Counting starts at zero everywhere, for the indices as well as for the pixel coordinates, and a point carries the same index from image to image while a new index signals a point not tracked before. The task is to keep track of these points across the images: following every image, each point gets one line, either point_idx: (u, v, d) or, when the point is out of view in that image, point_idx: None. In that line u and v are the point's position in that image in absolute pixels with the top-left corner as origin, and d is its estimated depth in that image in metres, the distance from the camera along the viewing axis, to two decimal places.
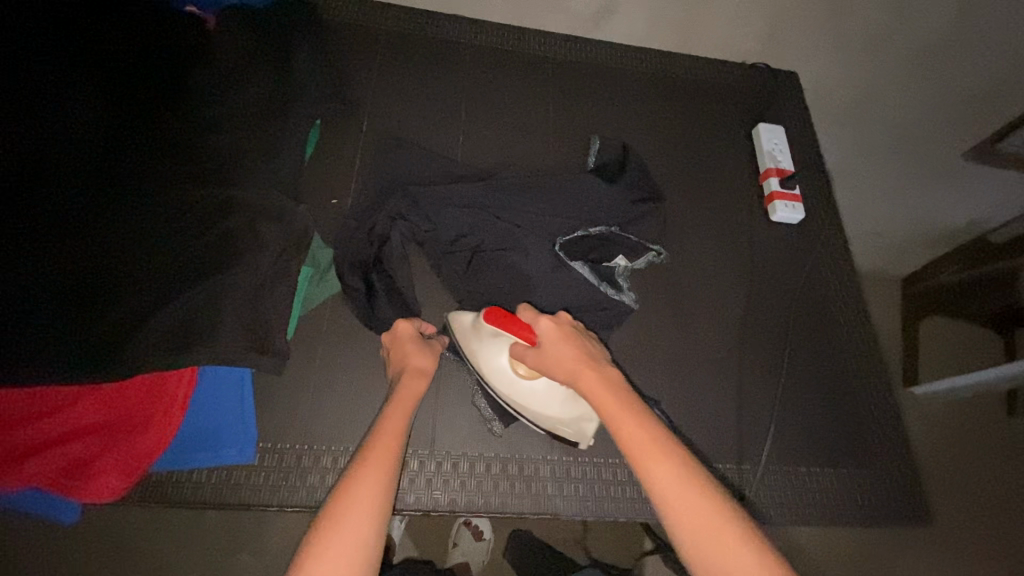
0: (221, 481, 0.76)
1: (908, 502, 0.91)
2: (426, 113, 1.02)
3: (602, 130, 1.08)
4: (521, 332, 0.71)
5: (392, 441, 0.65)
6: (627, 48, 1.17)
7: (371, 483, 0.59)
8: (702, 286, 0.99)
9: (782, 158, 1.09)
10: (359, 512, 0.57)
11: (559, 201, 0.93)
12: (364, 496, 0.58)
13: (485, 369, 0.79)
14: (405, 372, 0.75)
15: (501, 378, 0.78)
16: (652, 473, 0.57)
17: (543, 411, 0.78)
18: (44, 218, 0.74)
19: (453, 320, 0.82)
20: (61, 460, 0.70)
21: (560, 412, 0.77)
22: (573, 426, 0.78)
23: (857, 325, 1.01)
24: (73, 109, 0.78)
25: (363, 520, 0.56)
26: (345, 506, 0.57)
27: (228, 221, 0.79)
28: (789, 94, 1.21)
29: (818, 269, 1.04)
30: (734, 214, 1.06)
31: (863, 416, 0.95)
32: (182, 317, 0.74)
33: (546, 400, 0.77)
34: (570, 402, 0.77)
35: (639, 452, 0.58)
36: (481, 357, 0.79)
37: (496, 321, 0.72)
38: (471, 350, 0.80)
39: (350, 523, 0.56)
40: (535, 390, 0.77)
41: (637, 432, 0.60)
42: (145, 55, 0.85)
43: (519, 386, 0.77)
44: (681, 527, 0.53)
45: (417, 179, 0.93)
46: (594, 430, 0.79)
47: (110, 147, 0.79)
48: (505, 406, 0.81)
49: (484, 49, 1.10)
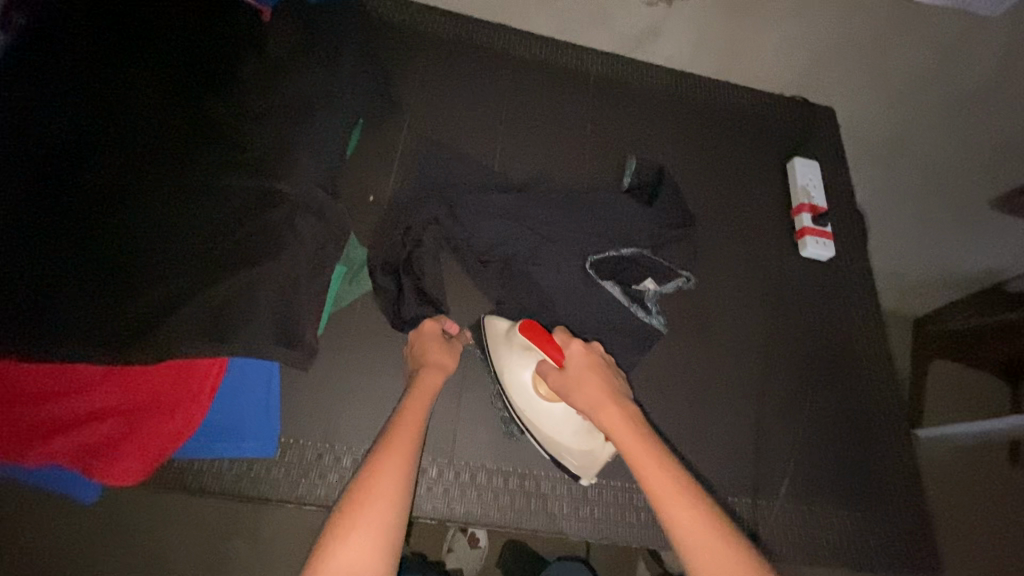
0: (241, 472, 0.76)
1: (918, 549, 0.91)
2: (468, 120, 1.02)
3: (639, 150, 1.09)
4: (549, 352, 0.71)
5: (412, 429, 0.66)
6: (669, 71, 1.18)
7: (394, 471, 0.60)
8: (728, 315, 0.99)
9: (816, 194, 1.09)
10: (386, 494, 0.58)
11: (593, 219, 0.94)
12: (384, 490, 0.58)
13: (506, 378, 0.78)
14: (422, 368, 0.76)
15: (521, 393, 0.77)
16: (672, 514, 0.56)
17: (554, 436, 0.77)
18: (89, 198, 0.75)
19: (488, 324, 0.82)
20: (86, 440, 0.70)
21: (570, 442, 0.76)
22: (580, 458, 0.77)
23: (879, 369, 1.01)
24: (131, 97, 0.81)
25: (388, 506, 0.58)
26: (371, 491, 0.58)
27: (268, 213, 0.78)
28: (826, 129, 1.22)
29: (844, 307, 1.04)
30: (764, 245, 1.06)
31: (881, 461, 0.95)
32: (215, 305, 0.73)
33: (560, 426, 0.76)
34: (585, 435, 0.76)
35: (658, 489, 0.58)
36: (506, 368, 0.78)
37: (532, 335, 0.72)
38: (497, 358, 0.80)
39: (374, 507, 0.57)
40: (551, 413, 0.76)
41: (658, 472, 0.60)
42: (200, 46, 0.86)
43: (536, 404, 0.77)
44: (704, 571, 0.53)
45: (454, 186, 0.93)
46: (599, 467, 0.78)
47: (157, 133, 0.80)
48: (517, 419, 0.80)
49: (528, 61, 1.10)
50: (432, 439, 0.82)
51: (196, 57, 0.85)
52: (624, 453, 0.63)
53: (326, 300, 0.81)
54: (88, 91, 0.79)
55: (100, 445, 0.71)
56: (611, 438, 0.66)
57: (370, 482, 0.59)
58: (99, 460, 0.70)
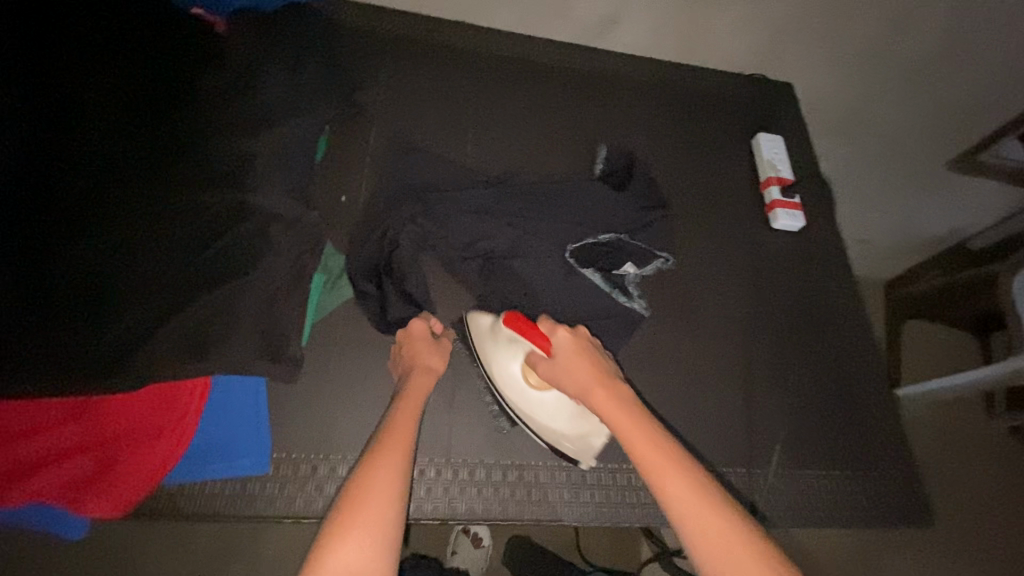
0: (234, 493, 0.72)
1: (910, 502, 0.93)
2: (436, 120, 1.01)
3: (610, 137, 1.10)
4: (536, 342, 0.78)
5: (406, 433, 0.68)
6: (632, 58, 1.19)
7: (385, 477, 0.61)
8: (709, 292, 1.00)
9: (782, 167, 1.12)
10: (377, 502, 0.59)
11: (570, 208, 0.95)
12: (376, 495, 0.60)
13: (496, 374, 0.82)
14: (413, 369, 0.76)
15: (512, 386, 0.81)
16: (666, 483, 0.64)
17: (548, 424, 0.81)
18: (59, 227, 0.75)
19: (471, 321, 0.85)
20: (68, 473, 0.68)
21: (564, 427, 0.81)
22: (576, 443, 0.82)
23: (857, 332, 1.04)
24: (91, 120, 0.79)
25: (385, 506, 0.60)
26: (366, 494, 0.60)
27: (241, 227, 0.77)
28: (787, 104, 1.24)
29: (819, 274, 1.07)
30: (738, 221, 1.08)
31: (866, 420, 0.98)
32: (194, 324, 0.72)
33: (554, 413, 0.81)
34: (578, 418, 0.81)
35: (652, 463, 0.66)
36: (494, 362, 0.82)
37: (519, 328, 0.79)
38: (484, 354, 0.83)
39: (372, 509, 0.59)
40: (543, 401, 0.81)
41: (650, 448, 0.67)
42: (158, 63, 0.84)
43: (527, 394, 0.81)
44: (694, 533, 0.61)
45: (428, 186, 0.93)
46: (596, 451, 0.83)
47: (118, 154, 0.79)
48: (511, 415, 0.83)
49: (490, 57, 1.10)
50: (427, 439, 0.82)
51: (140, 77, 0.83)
52: (616, 430, 0.71)
53: (307, 311, 0.80)
54: (41, 121, 0.78)
55: (83, 480, 0.68)
56: (603, 418, 0.73)
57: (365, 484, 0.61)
58: (83, 495, 0.67)
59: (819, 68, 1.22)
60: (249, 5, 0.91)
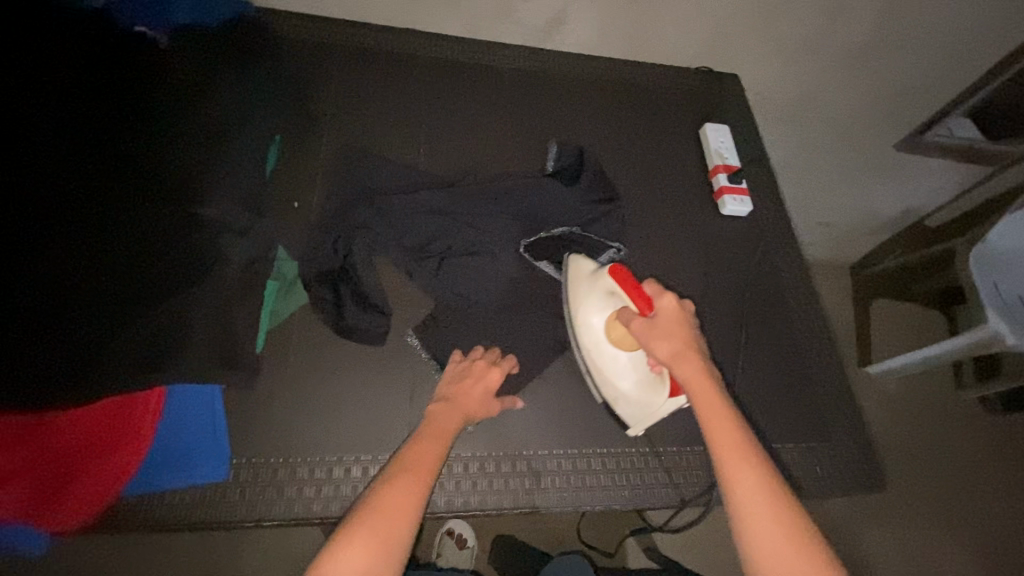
0: (194, 501, 0.73)
1: (865, 469, 0.97)
2: (388, 126, 1.04)
3: (561, 135, 1.13)
4: (636, 300, 0.81)
5: (433, 457, 0.73)
6: (579, 57, 1.22)
7: (400, 493, 0.68)
8: (663, 278, 1.03)
9: (729, 155, 1.15)
10: (387, 516, 0.65)
11: (522, 204, 0.97)
12: (391, 509, 0.66)
13: (579, 320, 0.86)
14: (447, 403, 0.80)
15: (589, 334, 0.85)
16: (739, 477, 0.69)
17: (611, 381, 0.84)
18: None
19: (572, 261, 0.89)
20: (20, 492, 0.66)
21: (629, 391, 0.84)
22: (633, 407, 0.84)
23: (808, 310, 1.08)
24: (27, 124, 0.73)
25: (393, 521, 0.65)
26: (381, 507, 0.66)
27: (193, 238, 0.78)
28: (734, 94, 1.28)
29: (769, 256, 1.11)
30: (689, 209, 1.11)
31: (820, 393, 1.01)
32: (147, 336, 0.72)
33: (622, 372, 0.84)
34: (647, 387, 0.83)
35: (728, 454, 0.71)
36: (580, 305, 0.86)
37: (621, 282, 0.82)
38: (572, 296, 0.87)
39: (387, 521, 0.65)
40: (617, 358, 0.84)
41: (729, 437, 0.72)
42: (98, 70, 0.81)
43: (603, 347, 0.85)
44: (755, 530, 0.66)
45: (381, 190, 0.95)
46: (649, 422, 0.85)
47: (61, 164, 0.75)
48: (578, 359, 0.88)
49: (442, 63, 1.12)
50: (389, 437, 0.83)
51: (77, 81, 0.79)
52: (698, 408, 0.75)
53: (261, 317, 0.81)
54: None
55: (40, 497, 0.67)
56: (689, 393, 0.77)
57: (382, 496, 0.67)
58: (42, 511, 0.66)
59: (760, 58, 1.26)
60: (196, 20, 0.93)
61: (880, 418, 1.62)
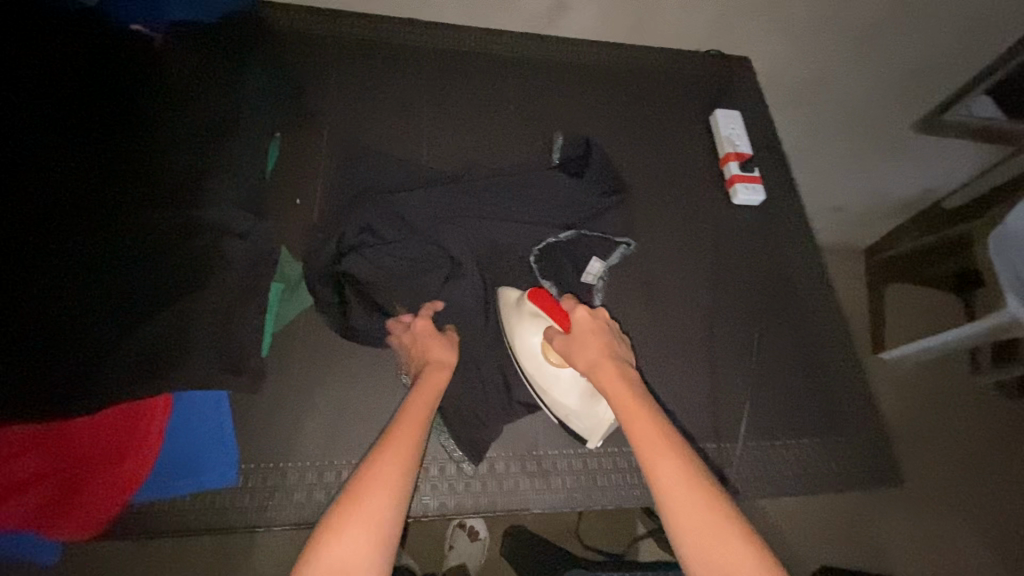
0: (205, 507, 0.73)
1: (882, 464, 0.95)
2: (389, 121, 1.01)
3: (566, 126, 1.10)
4: (557, 319, 0.79)
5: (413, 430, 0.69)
6: (584, 43, 1.18)
7: (392, 470, 0.64)
8: (673, 272, 1.01)
9: (740, 142, 1.12)
10: (376, 495, 0.62)
11: (528, 199, 0.95)
12: (383, 484, 0.63)
13: (517, 346, 0.83)
14: (427, 365, 0.77)
15: (531, 359, 0.82)
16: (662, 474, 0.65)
17: (561, 400, 0.82)
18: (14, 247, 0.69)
19: (502, 293, 0.88)
20: (33, 502, 0.67)
21: (579, 405, 0.82)
22: (587, 421, 0.82)
23: (822, 302, 1.05)
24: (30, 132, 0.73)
25: (382, 501, 0.62)
26: (369, 484, 0.62)
27: (190, 243, 0.77)
28: (744, 78, 1.24)
29: (783, 246, 1.08)
30: (699, 199, 1.08)
31: (835, 387, 0.99)
32: (150, 343, 0.72)
33: (566, 390, 0.82)
34: (588, 398, 0.82)
35: (650, 449, 0.67)
36: (517, 333, 0.83)
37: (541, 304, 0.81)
38: (509, 325, 0.85)
39: (370, 507, 0.61)
40: (559, 378, 0.81)
41: (651, 433, 0.69)
42: (97, 70, 0.79)
43: (545, 370, 0.82)
44: (682, 526, 0.61)
45: (383, 188, 0.93)
46: (605, 429, 0.83)
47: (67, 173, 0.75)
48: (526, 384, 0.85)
49: (442, 54, 1.09)
50: None
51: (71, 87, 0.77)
52: (619, 410, 0.72)
53: (266, 321, 0.80)
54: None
55: (53, 505, 0.67)
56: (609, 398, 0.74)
57: (370, 475, 0.63)
58: (54, 520, 0.67)
59: (771, 39, 1.22)
60: (194, 19, 0.90)
61: (897, 405, 1.59)
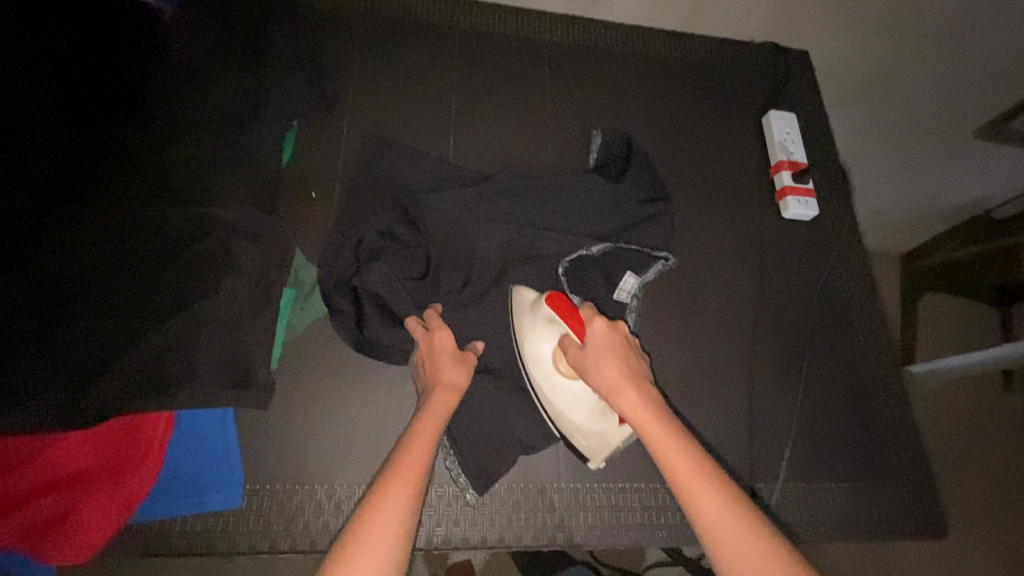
0: (206, 529, 0.70)
1: (923, 512, 0.89)
2: (414, 112, 0.93)
3: (605, 123, 1.01)
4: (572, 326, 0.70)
5: (420, 453, 0.62)
6: (629, 29, 1.08)
7: (395, 510, 0.54)
8: (713, 291, 0.93)
9: (794, 150, 1.02)
10: (376, 540, 0.52)
11: (561, 206, 0.86)
12: (382, 527, 0.53)
13: (527, 350, 0.76)
14: (435, 387, 0.71)
15: (540, 366, 0.75)
16: (702, 512, 0.53)
17: (565, 414, 0.74)
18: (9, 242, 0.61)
19: (514, 295, 0.80)
20: (29, 519, 0.62)
21: (583, 423, 0.74)
22: (590, 440, 0.74)
23: (872, 331, 0.97)
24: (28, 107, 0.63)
25: (384, 547, 0.51)
26: (368, 526, 0.52)
27: (194, 246, 0.70)
28: (802, 76, 1.13)
29: (833, 267, 0.99)
30: (746, 211, 1.00)
31: (879, 426, 0.92)
32: (153, 357, 0.66)
33: (573, 403, 0.73)
34: (599, 416, 0.73)
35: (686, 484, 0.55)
36: (528, 338, 0.76)
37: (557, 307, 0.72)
38: (520, 328, 0.77)
39: (369, 553, 0.50)
40: (567, 390, 0.74)
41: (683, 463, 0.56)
42: (104, 45, 0.70)
43: (553, 380, 0.74)
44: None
45: (406, 187, 0.85)
46: (608, 453, 0.74)
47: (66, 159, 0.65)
48: (531, 392, 0.78)
49: (473, 35, 1.00)
50: None
51: (76, 59, 0.67)
52: (644, 436, 0.60)
53: (276, 331, 0.76)
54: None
55: (44, 524, 0.63)
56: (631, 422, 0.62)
57: (371, 515, 0.53)
58: (48, 539, 0.63)
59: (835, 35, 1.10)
60: None
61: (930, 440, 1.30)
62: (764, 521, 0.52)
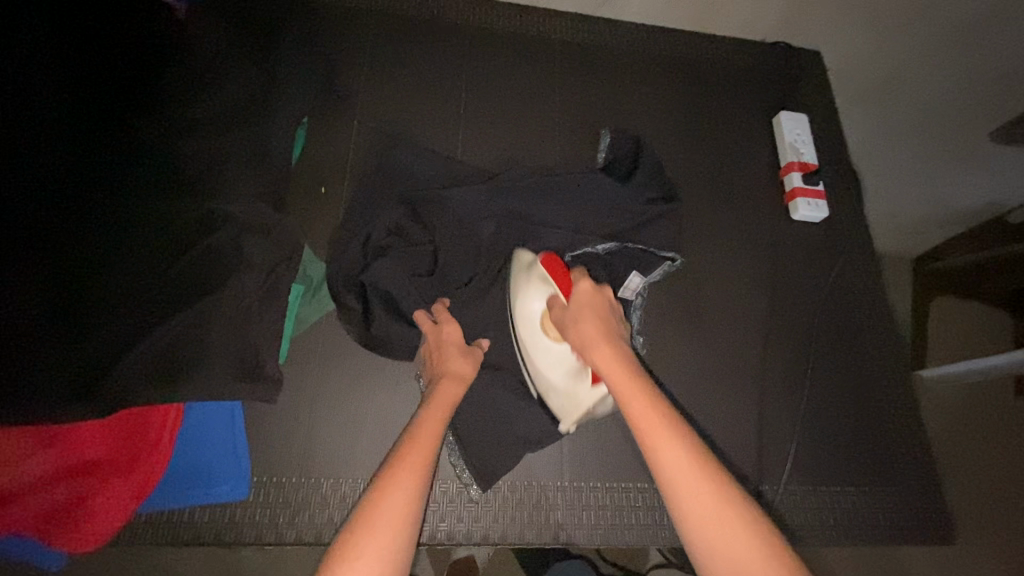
0: (214, 518, 0.72)
1: (932, 518, 0.88)
2: (423, 109, 0.93)
3: (615, 122, 1.00)
4: (559, 285, 0.70)
5: (427, 443, 0.62)
6: (640, 28, 1.07)
7: (402, 499, 0.55)
8: (720, 292, 0.93)
9: (806, 150, 1.01)
10: (385, 528, 0.52)
11: (570, 204, 0.86)
12: (390, 515, 0.53)
13: (517, 307, 0.76)
14: (441, 378, 0.71)
15: (526, 324, 0.75)
16: (662, 457, 0.53)
17: (543, 372, 0.75)
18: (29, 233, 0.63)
19: (516, 255, 0.81)
20: (42, 507, 0.63)
21: (559, 383, 0.74)
22: (563, 400, 0.74)
23: (882, 334, 0.96)
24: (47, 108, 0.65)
25: (393, 534, 0.52)
26: (376, 514, 0.53)
27: (207, 240, 0.71)
28: (814, 78, 1.12)
29: (843, 269, 0.99)
30: (755, 212, 0.99)
31: (887, 430, 0.91)
32: (163, 349, 0.67)
33: (554, 363, 0.74)
34: (575, 378, 0.73)
35: (646, 431, 0.55)
36: (518, 296, 0.76)
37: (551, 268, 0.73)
38: (514, 287, 0.78)
39: (378, 539, 0.51)
40: (550, 350, 0.74)
41: (647, 412, 0.57)
42: (122, 48, 0.72)
43: (537, 339, 0.75)
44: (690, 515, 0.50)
45: (415, 184, 0.86)
46: (580, 417, 0.74)
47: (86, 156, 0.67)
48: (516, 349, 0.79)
49: (483, 33, 1.00)
50: None
51: (92, 58, 0.69)
52: (612, 388, 0.61)
53: (284, 326, 0.77)
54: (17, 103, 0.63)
55: (57, 511, 0.64)
56: (601, 375, 0.63)
57: (380, 503, 0.54)
58: (60, 527, 0.64)
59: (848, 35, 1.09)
60: None
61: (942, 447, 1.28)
62: (722, 469, 0.53)
